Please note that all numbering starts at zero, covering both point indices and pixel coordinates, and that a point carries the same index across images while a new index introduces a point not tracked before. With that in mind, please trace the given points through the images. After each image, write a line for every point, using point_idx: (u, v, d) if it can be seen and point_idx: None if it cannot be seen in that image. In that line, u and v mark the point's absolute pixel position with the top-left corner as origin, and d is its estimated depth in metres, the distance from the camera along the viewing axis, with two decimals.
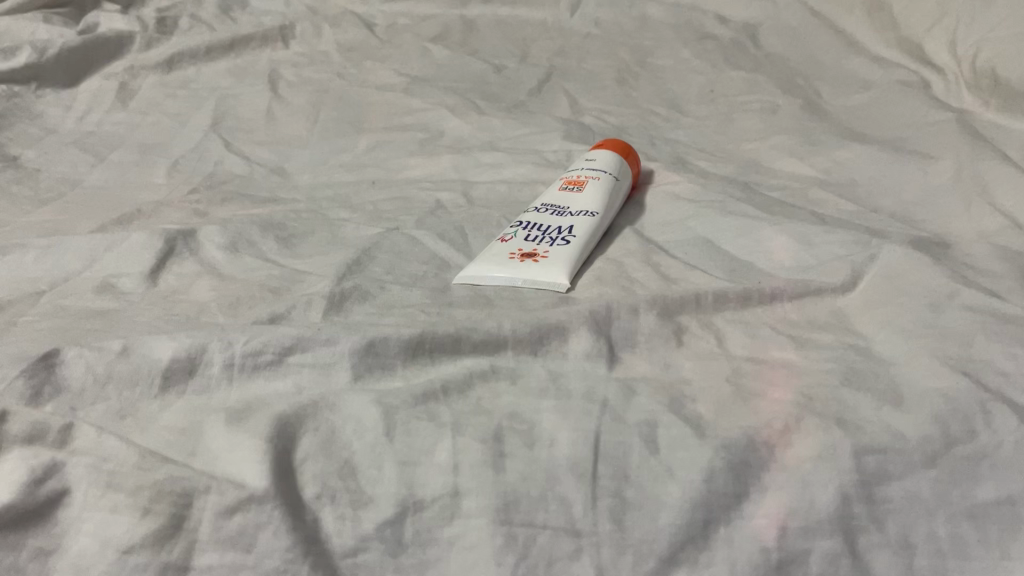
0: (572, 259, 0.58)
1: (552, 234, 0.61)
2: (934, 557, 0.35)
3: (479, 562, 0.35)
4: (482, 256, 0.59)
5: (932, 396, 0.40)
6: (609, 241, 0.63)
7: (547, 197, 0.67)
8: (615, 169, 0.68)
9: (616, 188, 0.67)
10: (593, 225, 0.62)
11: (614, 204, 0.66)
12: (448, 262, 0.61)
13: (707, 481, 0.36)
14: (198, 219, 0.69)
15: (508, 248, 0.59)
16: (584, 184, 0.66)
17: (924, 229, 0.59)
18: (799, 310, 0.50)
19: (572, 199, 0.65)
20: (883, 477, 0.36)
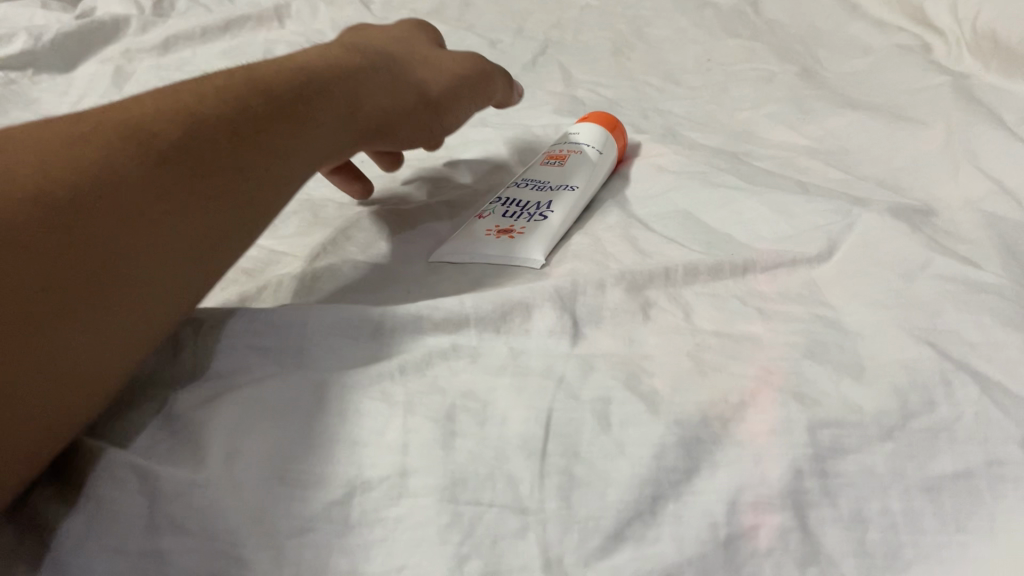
0: (550, 234, 0.57)
1: (532, 210, 0.60)
2: (887, 532, 0.34)
3: (425, 541, 0.34)
4: (462, 234, 0.59)
5: (894, 369, 0.39)
6: (591, 214, 0.63)
7: (530, 173, 0.66)
8: (599, 143, 0.67)
9: (601, 161, 0.66)
10: (572, 198, 0.61)
11: (599, 175, 0.65)
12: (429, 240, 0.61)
13: (657, 457, 0.36)
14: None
15: (486, 226, 0.59)
16: (567, 160, 0.66)
17: (910, 197, 0.57)
18: (771, 281, 0.49)
19: (553, 174, 0.65)
20: (836, 452, 0.36)
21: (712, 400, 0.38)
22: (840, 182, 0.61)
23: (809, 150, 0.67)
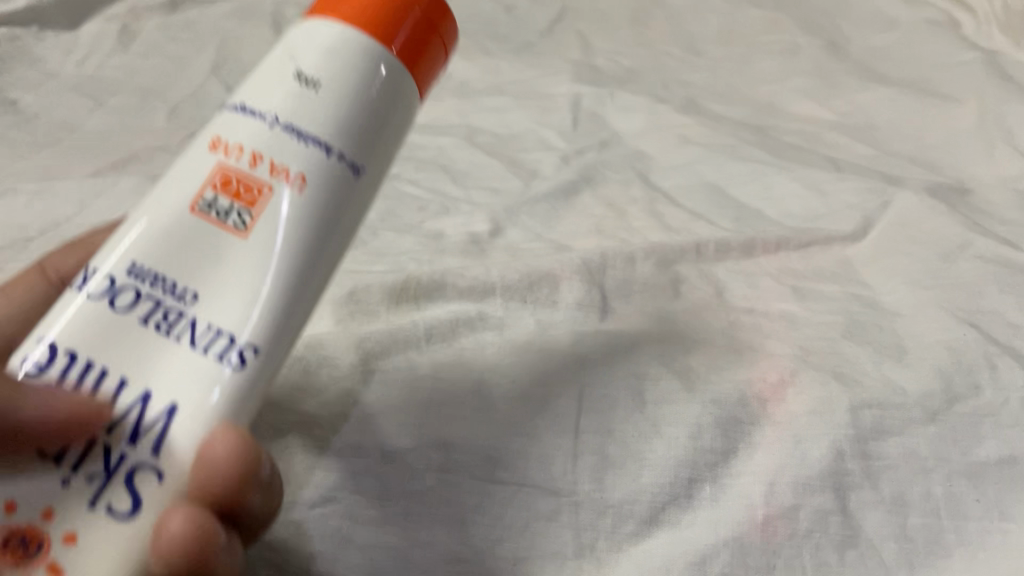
0: (172, 180, 0.31)
1: (302, 88, 0.31)
2: (930, 517, 0.33)
3: (452, 518, 0.34)
4: (172, 180, 0.31)
5: (936, 349, 0.38)
6: (325, 44, 0.32)
7: (310, 95, 0.31)
8: (365, 57, 0.32)
9: (327, 74, 0.31)
10: (273, 207, 0.30)
11: (344, 59, 0.31)
12: (298, 64, 0.32)
13: (694, 439, 0.35)
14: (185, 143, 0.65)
15: (292, 55, 0.32)
16: (303, 91, 0.31)
17: (942, 176, 0.56)
18: (803, 258, 0.47)
19: (291, 91, 0.31)
20: (879, 432, 0.35)
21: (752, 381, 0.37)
22: (870, 159, 0.59)
23: (836, 125, 0.64)
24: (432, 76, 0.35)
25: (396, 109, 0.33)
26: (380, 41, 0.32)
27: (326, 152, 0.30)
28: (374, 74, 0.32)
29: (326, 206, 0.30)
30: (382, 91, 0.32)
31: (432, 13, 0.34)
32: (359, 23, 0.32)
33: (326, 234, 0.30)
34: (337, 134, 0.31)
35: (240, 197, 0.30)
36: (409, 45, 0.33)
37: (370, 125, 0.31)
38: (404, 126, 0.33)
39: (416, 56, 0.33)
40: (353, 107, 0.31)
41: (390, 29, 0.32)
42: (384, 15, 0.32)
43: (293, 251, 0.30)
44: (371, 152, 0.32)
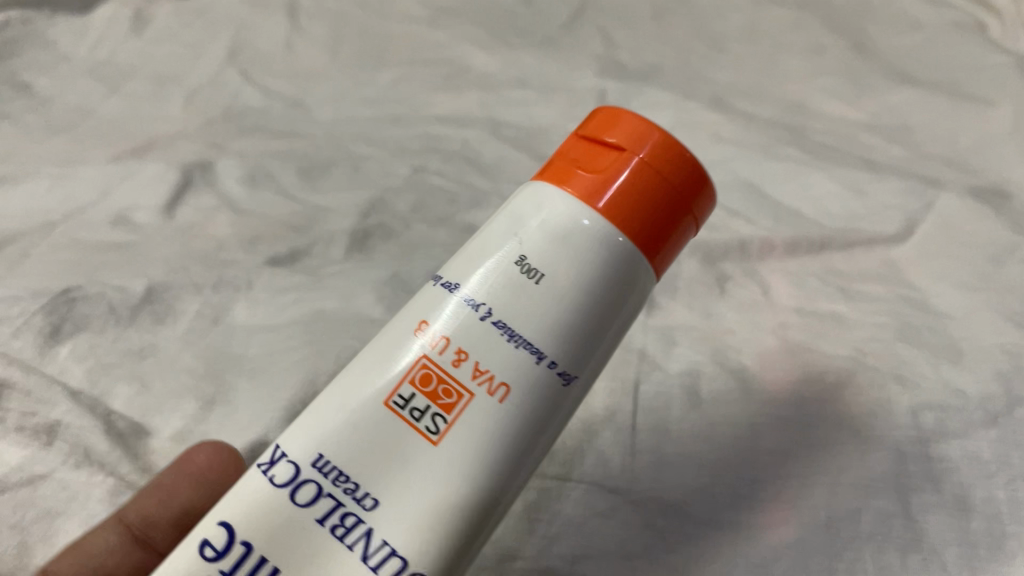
0: (455, 268, 0.27)
1: (523, 275, 0.25)
2: (991, 521, 0.32)
3: (508, 513, 0.34)
4: (382, 338, 0.26)
5: (995, 353, 0.38)
6: (557, 216, 0.26)
7: (535, 288, 0.25)
8: (606, 249, 0.25)
9: (554, 267, 0.25)
10: (473, 417, 0.24)
11: (568, 251, 0.25)
12: (520, 233, 0.26)
13: (753, 438, 0.35)
14: (172, 104, 0.52)
15: (572, 206, 0.25)
16: (522, 282, 0.25)
17: (983, 184, 0.49)
18: (846, 259, 0.45)
19: (502, 273, 0.26)
20: (940, 434, 0.35)
21: (780, 380, 0.38)
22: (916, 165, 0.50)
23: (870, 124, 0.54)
24: (673, 253, 0.27)
25: (631, 293, 0.26)
26: (620, 230, 0.25)
27: (538, 360, 0.25)
28: (615, 250, 0.25)
29: (526, 424, 0.25)
30: (628, 265, 0.26)
31: (685, 191, 0.26)
32: (593, 205, 0.25)
33: (525, 450, 0.25)
34: (548, 340, 0.25)
35: (436, 397, 0.24)
36: (649, 235, 0.26)
37: (609, 301, 0.26)
38: (635, 314, 0.27)
39: (642, 242, 0.26)
40: (602, 295, 0.25)
41: (618, 230, 0.25)
42: (618, 202, 0.25)
43: (480, 473, 0.24)
44: (591, 359, 0.26)
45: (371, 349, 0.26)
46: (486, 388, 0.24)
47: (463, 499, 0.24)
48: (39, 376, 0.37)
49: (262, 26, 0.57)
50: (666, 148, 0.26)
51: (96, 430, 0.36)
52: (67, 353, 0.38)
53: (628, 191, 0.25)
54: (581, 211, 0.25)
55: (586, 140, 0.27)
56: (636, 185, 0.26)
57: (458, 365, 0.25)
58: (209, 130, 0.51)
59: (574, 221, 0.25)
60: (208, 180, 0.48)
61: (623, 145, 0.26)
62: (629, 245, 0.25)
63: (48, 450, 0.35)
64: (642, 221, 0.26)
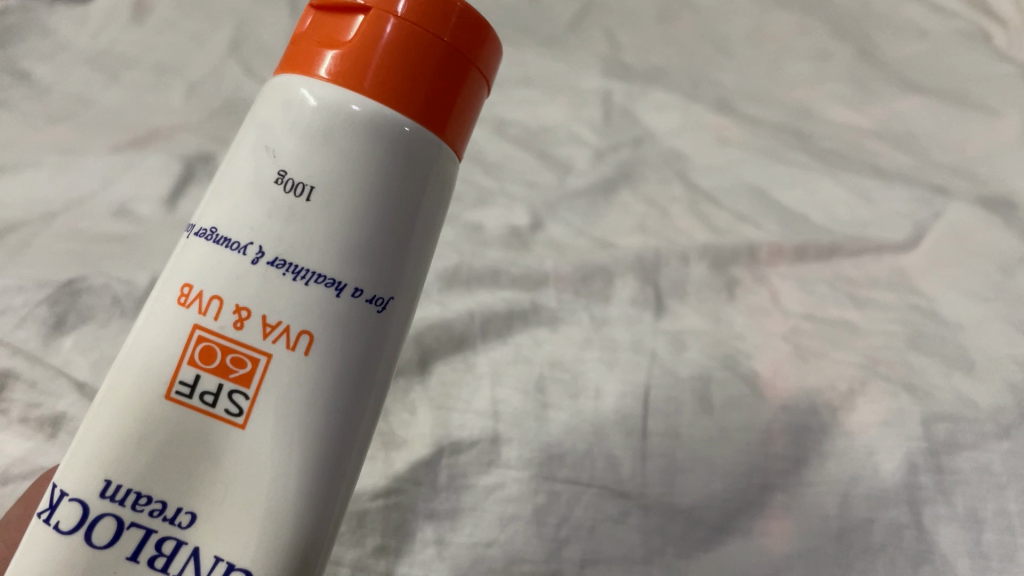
0: (210, 214, 0.24)
1: (288, 196, 0.23)
2: (1004, 534, 0.33)
3: (519, 516, 0.34)
4: (143, 320, 0.23)
5: (1006, 364, 0.38)
6: (300, 123, 0.23)
7: (311, 213, 0.23)
8: (382, 146, 0.23)
9: (328, 179, 0.23)
10: (280, 378, 0.22)
11: (332, 153, 0.23)
12: (270, 149, 0.23)
13: (765, 445, 0.36)
14: (170, 86, 0.48)
15: (309, 93, 0.23)
16: (291, 205, 0.23)
17: (990, 193, 0.47)
18: (854, 265, 0.44)
19: (273, 202, 0.23)
20: (952, 447, 0.35)
21: (785, 388, 0.38)
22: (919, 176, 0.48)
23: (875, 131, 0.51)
24: (468, 116, 0.25)
25: (426, 193, 0.24)
26: (398, 112, 0.23)
27: (338, 292, 0.23)
28: (397, 143, 0.23)
29: (342, 367, 0.23)
30: (411, 165, 0.23)
31: (462, 44, 0.24)
32: (338, 83, 0.23)
33: (350, 390, 0.23)
34: (338, 271, 0.23)
35: (225, 371, 0.22)
36: (433, 102, 0.24)
37: (400, 212, 0.24)
38: (440, 211, 0.25)
39: (437, 114, 0.24)
40: (390, 210, 0.23)
41: (408, 112, 0.23)
42: (392, 77, 0.23)
43: (307, 431, 0.22)
44: (405, 278, 0.24)
45: (140, 334, 0.23)
46: (280, 341, 0.22)
47: (301, 461, 0.22)
48: (43, 368, 0.36)
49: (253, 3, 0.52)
50: (426, 0, 0.23)
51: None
52: (71, 345, 0.37)
53: (402, 59, 0.23)
54: (347, 98, 0.23)
55: (325, 9, 0.24)
56: (419, 52, 0.23)
57: (242, 328, 0.22)
58: (211, 120, 0.47)
59: (321, 124, 0.23)
60: (210, 168, 0.45)
61: (380, 5, 0.23)
62: (418, 126, 0.23)
63: (52, 443, 0.35)
64: (424, 91, 0.23)
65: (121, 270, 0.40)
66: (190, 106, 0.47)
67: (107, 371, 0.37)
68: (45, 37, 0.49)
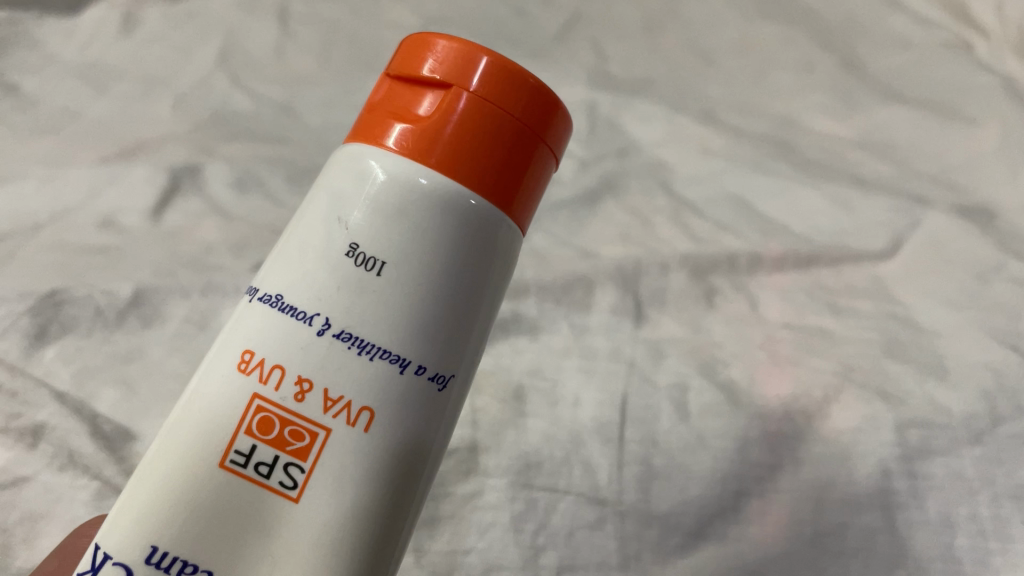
0: (275, 278, 0.23)
1: (357, 269, 0.23)
2: (976, 538, 0.35)
3: (497, 524, 0.35)
4: (200, 382, 0.23)
5: (979, 371, 0.39)
6: (373, 194, 0.23)
7: (379, 286, 0.23)
8: (451, 222, 0.23)
9: (396, 253, 0.23)
10: (339, 454, 0.22)
11: (396, 227, 0.23)
12: (339, 218, 0.23)
13: (740, 452, 0.37)
14: (157, 95, 0.48)
15: (377, 165, 0.23)
16: (358, 278, 0.23)
17: (968, 202, 0.46)
18: (833, 273, 0.44)
19: (338, 272, 0.23)
20: (925, 452, 0.37)
21: (775, 388, 0.39)
22: (899, 184, 0.47)
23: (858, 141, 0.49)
24: (536, 191, 0.25)
25: (492, 267, 0.24)
26: (466, 187, 0.23)
27: (401, 368, 0.22)
28: (465, 217, 0.23)
29: (399, 445, 0.23)
30: (478, 241, 0.23)
31: (534, 121, 0.24)
32: (407, 156, 0.23)
33: (405, 467, 0.23)
34: (404, 347, 0.23)
35: (283, 443, 0.22)
36: (501, 178, 0.23)
37: (464, 286, 0.23)
38: (502, 286, 0.25)
39: (504, 191, 0.24)
40: (455, 285, 0.23)
41: (474, 189, 0.23)
42: (460, 153, 0.23)
43: (365, 508, 0.22)
44: (465, 353, 0.24)
45: (196, 396, 0.23)
46: (342, 416, 0.22)
47: (351, 541, 0.22)
48: (27, 379, 0.37)
49: (237, 6, 0.51)
50: (500, 77, 0.23)
51: (80, 431, 0.36)
52: (53, 355, 0.38)
53: (471, 135, 0.23)
54: (416, 171, 0.23)
55: (402, 83, 0.24)
56: (488, 127, 0.23)
57: (303, 402, 0.22)
58: (199, 131, 0.47)
59: (394, 196, 0.23)
60: (196, 181, 0.45)
61: (455, 81, 0.23)
62: (485, 201, 0.23)
63: (34, 452, 0.35)
64: (492, 168, 0.23)
65: (104, 282, 0.40)
66: (176, 115, 0.47)
67: (90, 382, 0.37)
68: (28, 44, 0.48)
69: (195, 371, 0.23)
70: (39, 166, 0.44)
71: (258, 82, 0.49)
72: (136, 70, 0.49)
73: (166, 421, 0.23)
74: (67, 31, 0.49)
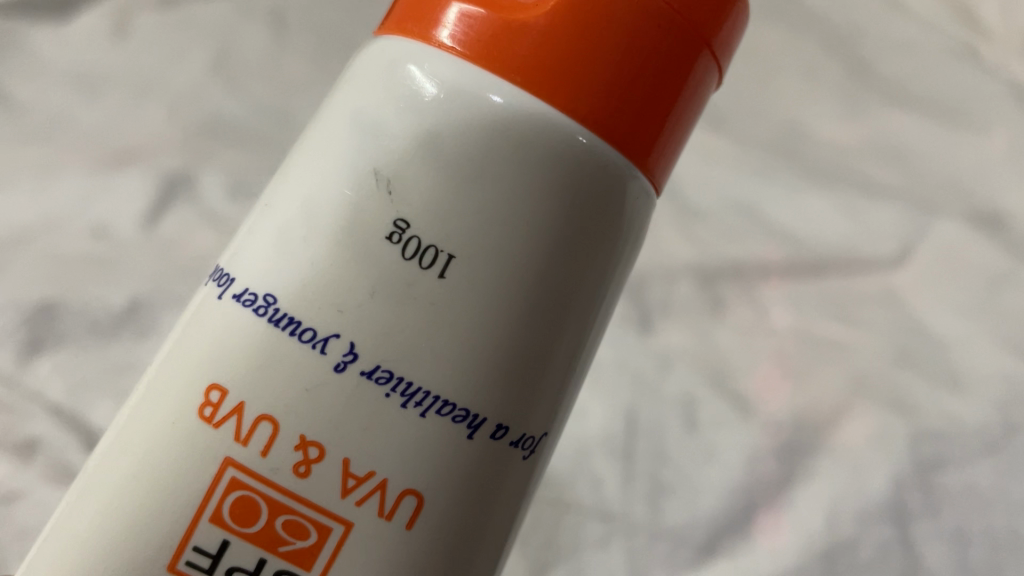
0: (268, 256, 0.22)
1: (407, 262, 0.20)
2: (989, 549, 0.39)
3: None
4: (157, 401, 0.22)
5: (995, 382, 0.40)
6: (423, 133, 0.20)
7: (433, 293, 0.20)
8: (545, 256, 0.21)
9: (476, 277, 0.21)
10: (376, 536, 0.21)
11: (473, 240, 0.20)
12: (373, 158, 0.21)
13: (751, 463, 0.39)
14: (130, 85, 0.44)
15: (428, 79, 0.21)
16: (370, 289, 0.21)
17: (981, 207, 0.43)
18: (842, 281, 0.42)
19: (365, 275, 0.21)
20: (941, 464, 0.39)
21: (776, 401, 0.40)
22: (917, 191, 0.44)
23: (869, 143, 0.44)
24: (688, 109, 0.22)
25: (584, 278, 0.22)
26: (576, 122, 0.20)
27: (472, 432, 0.21)
28: (559, 253, 0.21)
29: (449, 518, 0.22)
30: (564, 247, 0.21)
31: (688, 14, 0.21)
32: (500, 72, 0.20)
33: (458, 538, 0.22)
34: (466, 391, 0.21)
35: (274, 544, 0.21)
36: (627, 93, 0.21)
37: (548, 293, 0.21)
38: (599, 329, 0.23)
39: (626, 120, 0.21)
40: (535, 293, 0.21)
41: (585, 116, 0.21)
42: (563, 66, 0.20)
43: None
44: (553, 411, 0.23)
45: (146, 396, 0.22)
46: (369, 496, 0.21)
47: None
48: (23, 395, 0.38)
49: (232, 7, 0.45)
50: None
51: (76, 447, 0.37)
52: (50, 368, 0.38)
53: (581, 41, 0.20)
54: (505, 101, 0.20)
55: None
56: (606, 35, 0.20)
57: (304, 474, 0.21)
58: (192, 139, 0.44)
59: (463, 162, 0.20)
60: (187, 186, 0.43)
61: None
62: (601, 140, 0.21)
63: (29, 466, 0.37)
64: (606, 86, 0.20)
65: (97, 294, 0.40)
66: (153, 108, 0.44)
67: (88, 396, 0.38)
68: None
69: (162, 400, 0.22)
70: (25, 179, 0.42)
71: (255, 87, 0.45)
72: (122, 73, 0.44)
73: (116, 416, 0.23)
74: (24, 7, 0.44)
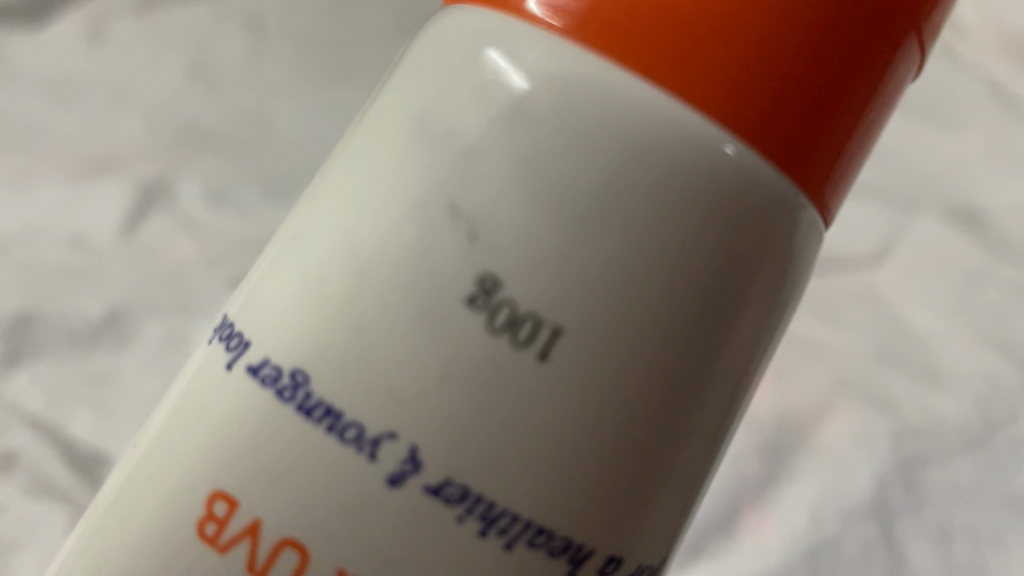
0: (309, 310, 0.19)
1: (491, 340, 0.18)
2: (972, 544, 0.39)
3: None
4: (170, 468, 0.20)
5: (977, 378, 0.40)
6: (525, 157, 0.18)
7: (522, 377, 0.18)
8: (675, 347, 0.18)
9: (584, 370, 0.18)
10: None
11: (581, 324, 0.18)
12: (453, 189, 0.18)
13: (735, 465, 0.40)
14: (106, 92, 0.44)
15: (520, 73, 0.18)
16: (441, 371, 0.18)
17: (961, 203, 0.43)
18: (822, 281, 0.42)
19: (434, 354, 0.18)
20: (923, 462, 0.39)
21: (761, 399, 0.41)
22: (895, 190, 0.44)
23: None
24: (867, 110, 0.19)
25: (718, 375, 0.19)
26: (723, 129, 0.18)
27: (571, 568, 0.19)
28: (691, 347, 0.18)
29: None
30: (699, 334, 0.18)
31: None
32: (623, 59, 0.18)
33: None
34: (566, 507, 0.19)
35: None
36: (787, 92, 0.18)
37: (674, 390, 0.18)
38: (729, 429, 0.20)
39: (781, 125, 0.18)
40: (663, 385, 0.18)
41: (730, 115, 0.18)
42: (702, 56, 0.17)
43: None
44: (668, 525, 0.20)
45: (155, 441, 0.21)
46: None
47: None
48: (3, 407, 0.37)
49: (212, 12, 0.45)
50: None
51: (52, 457, 0.37)
52: (28, 379, 0.38)
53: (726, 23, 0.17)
54: (636, 116, 0.17)
55: None
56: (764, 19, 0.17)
57: None
58: (171, 146, 0.43)
59: (574, 203, 0.18)
60: (164, 192, 0.42)
61: None
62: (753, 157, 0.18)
63: (8, 478, 0.36)
64: (761, 82, 0.18)
65: (74, 303, 0.40)
66: (129, 114, 0.43)
67: (67, 406, 0.38)
68: None
69: (175, 477, 0.20)
70: (0, 188, 0.41)
71: (235, 91, 0.44)
72: (98, 80, 0.44)
73: (132, 449, 0.22)
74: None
